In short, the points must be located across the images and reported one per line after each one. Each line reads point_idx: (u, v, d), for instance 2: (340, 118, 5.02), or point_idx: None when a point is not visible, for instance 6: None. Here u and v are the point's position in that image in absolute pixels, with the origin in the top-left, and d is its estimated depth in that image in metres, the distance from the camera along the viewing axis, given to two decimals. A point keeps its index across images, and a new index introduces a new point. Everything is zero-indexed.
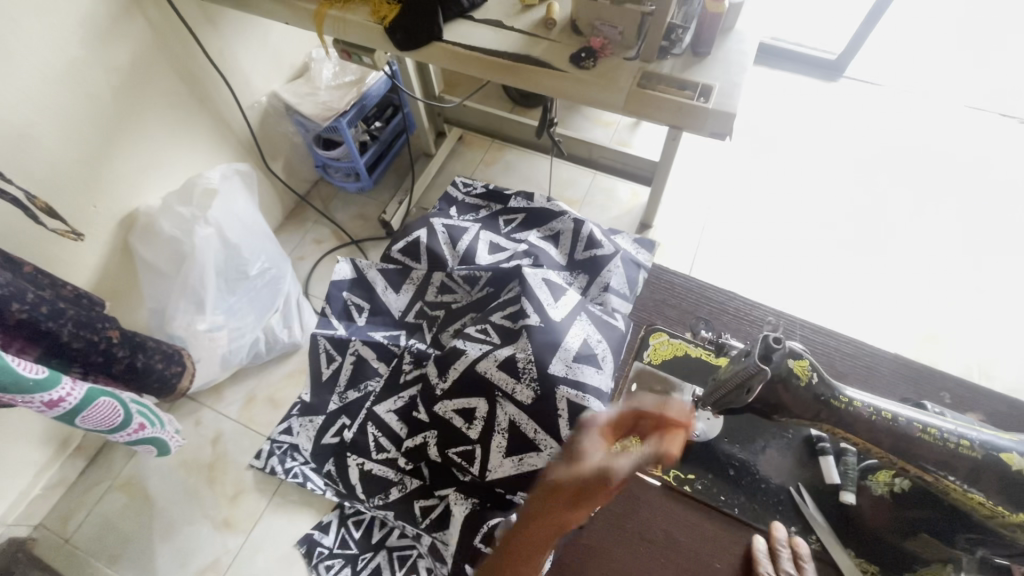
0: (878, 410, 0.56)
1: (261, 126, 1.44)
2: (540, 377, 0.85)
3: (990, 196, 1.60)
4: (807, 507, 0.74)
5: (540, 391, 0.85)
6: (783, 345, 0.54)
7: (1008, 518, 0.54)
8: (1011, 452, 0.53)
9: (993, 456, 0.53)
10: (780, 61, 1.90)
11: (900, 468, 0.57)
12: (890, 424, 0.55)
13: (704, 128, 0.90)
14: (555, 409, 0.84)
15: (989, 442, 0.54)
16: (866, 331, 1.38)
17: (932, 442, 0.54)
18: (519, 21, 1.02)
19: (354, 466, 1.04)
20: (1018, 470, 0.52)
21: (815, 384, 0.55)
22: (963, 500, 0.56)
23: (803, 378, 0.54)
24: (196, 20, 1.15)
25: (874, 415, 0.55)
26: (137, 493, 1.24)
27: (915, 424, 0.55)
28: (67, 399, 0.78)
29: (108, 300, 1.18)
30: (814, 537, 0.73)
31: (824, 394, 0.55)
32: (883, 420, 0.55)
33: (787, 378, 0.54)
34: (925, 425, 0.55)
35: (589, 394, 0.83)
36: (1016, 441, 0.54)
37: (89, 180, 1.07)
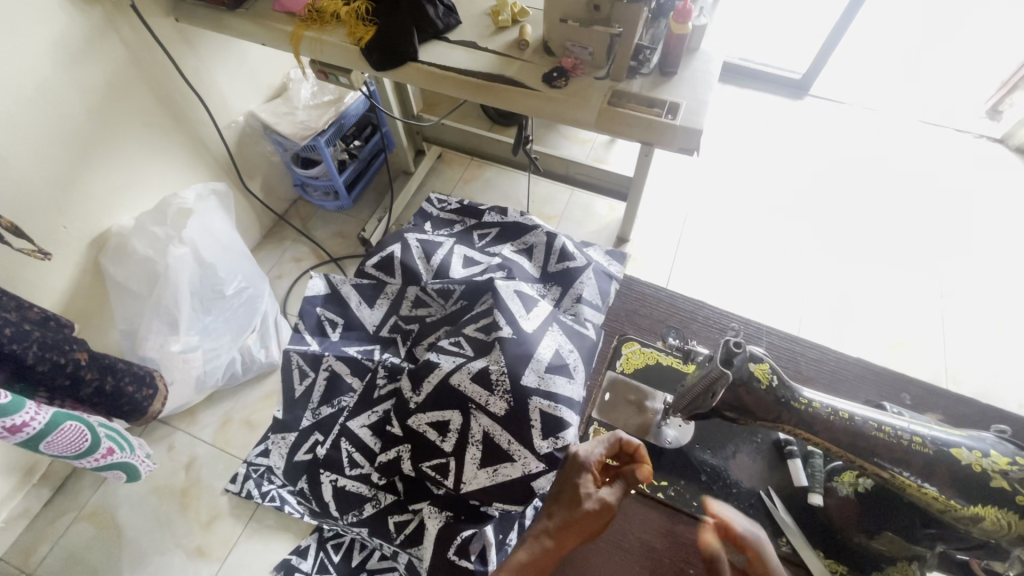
0: (836, 410, 0.56)
1: (238, 146, 1.44)
2: (513, 389, 0.85)
3: (950, 207, 1.67)
4: (777, 510, 0.66)
5: (512, 402, 0.85)
6: (743, 349, 0.55)
7: (961, 511, 0.52)
8: (961, 446, 0.52)
9: (945, 451, 0.52)
10: (748, 80, 1.97)
11: (858, 466, 0.56)
12: (848, 424, 0.55)
13: (673, 143, 0.93)
14: (528, 419, 0.84)
15: (941, 438, 0.53)
16: (838, 338, 1.42)
17: (886, 439, 0.54)
18: (492, 42, 1.05)
19: (327, 482, 1.03)
20: (968, 464, 0.51)
21: (776, 386, 0.55)
22: (919, 495, 0.54)
23: (764, 381, 0.55)
24: (170, 41, 1.16)
25: (832, 415, 0.55)
26: (106, 523, 1.20)
27: (871, 422, 0.55)
28: (30, 424, 0.76)
29: (78, 323, 1.16)
30: (784, 540, 0.65)
31: (785, 396, 0.55)
32: (841, 420, 0.55)
33: (748, 380, 0.55)
34: (880, 422, 0.55)
35: (561, 403, 0.84)
36: (966, 435, 0.54)
37: (60, 200, 1.05)
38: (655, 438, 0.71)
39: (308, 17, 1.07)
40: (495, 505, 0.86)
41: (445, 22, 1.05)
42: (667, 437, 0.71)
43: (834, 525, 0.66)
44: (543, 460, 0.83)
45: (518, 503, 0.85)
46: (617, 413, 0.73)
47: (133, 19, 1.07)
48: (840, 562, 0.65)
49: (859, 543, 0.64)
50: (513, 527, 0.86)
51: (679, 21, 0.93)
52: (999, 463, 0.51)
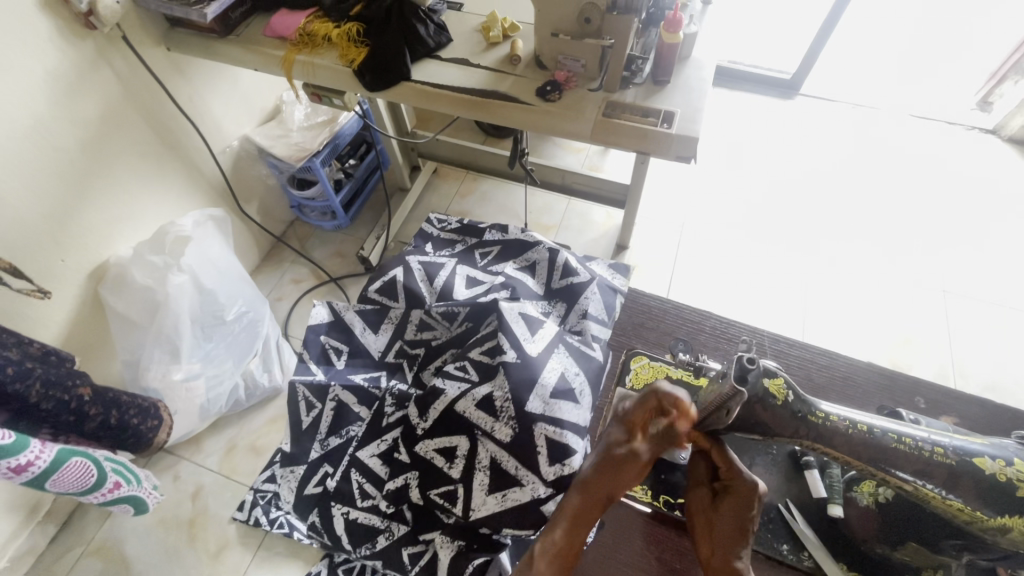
0: (853, 423, 0.55)
1: (233, 170, 1.43)
2: (518, 416, 0.83)
3: (947, 200, 1.67)
4: (798, 524, 0.61)
5: (518, 429, 0.83)
6: (756, 364, 0.54)
7: (988, 522, 0.51)
8: (983, 455, 0.52)
9: (967, 461, 0.51)
10: (739, 83, 1.98)
11: (878, 479, 0.55)
12: (865, 437, 0.54)
13: (670, 152, 0.93)
14: (534, 448, 0.82)
15: (962, 446, 0.52)
16: (844, 337, 1.42)
17: (907, 451, 0.52)
18: (484, 58, 1.05)
19: (338, 515, 1.02)
20: (993, 474, 0.51)
21: (792, 401, 0.54)
22: (944, 508, 0.53)
23: (779, 397, 0.54)
24: (163, 70, 1.16)
25: (850, 428, 0.54)
26: (113, 558, 1.19)
27: (890, 435, 0.53)
28: (35, 463, 0.75)
29: (79, 356, 1.15)
30: (807, 553, 0.61)
31: (801, 410, 0.54)
32: (859, 433, 0.54)
33: (763, 397, 0.54)
34: (899, 434, 0.54)
35: (567, 429, 0.81)
36: (987, 443, 0.53)
37: (57, 234, 1.05)
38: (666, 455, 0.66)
39: (299, 40, 1.07)
40: (508, 533, 0.84)
41: (436, 40, 1.06)
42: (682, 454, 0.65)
43: (853, 536, 0.62)
44: (552, 486, 0.80)
45: (533, 529, 0.82)
46: None
47: (126, 50, 1.08)
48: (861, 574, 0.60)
49: (881, 553, 0.61)
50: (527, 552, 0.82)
51: (669, 30, 0.93)
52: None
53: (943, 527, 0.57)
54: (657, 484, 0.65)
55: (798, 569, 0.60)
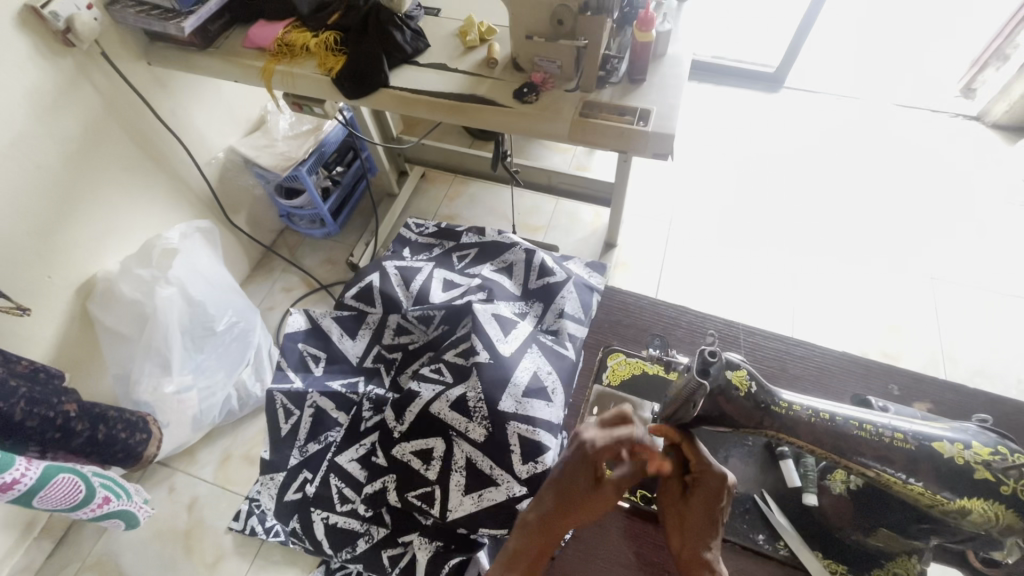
0: (816, 411, 0.56)
1: (220, 181, 1.44)
2: (491, 415, 0.84)
3: (933, 187, 1.68)
4: (773, 513, 0.62)
5: (491, 428, 0.84)
6: (719, 357, 0.55)
7: (949, 505, 0.51)
8: (942, 440, 0.52)
9: (926, 447, 0.52)
10: (724, 78, 1.99)
11: (843, 467, 0.56)
12: (829, 425, 0.55)
13: (647, 150, 0.94)
14: (507, 444, 0.83)
15: (922, 432, 0.53)
16: (833, 327, 1.43)
17: (869, 438, 0.53)
18: (462, 63, 1.06)
19: (318, 521, 1.02)
20: (951, 458, 0.51)
21: (755, 391, 0.55)
22: (907, 492, 0.53)
23: (743, 388, 0.55)
24: (144, 85, 1.17)
25: (813, 417, 0.55)
26: (111, 571, 1.19)
27: (852, 422, 0.55)
28: (21, 481, 0.76)
29: (69, 372, 1.15)
30: (783, 542, 0.61)
31: (764, 401, 0.55)
32: (822, 421, 0.55)
33: (727, 389, 0.55)
34: (862, 421, 0.55)
35: (539, 428, 0.82)
36: (948, 428, 0.54)
37: (43, 251, 1.05)
38: None
39: (277, 51, 1.07)
40: (484, 532, 0.84)
41: (413, 45, 1.06)
42: None
43: (830, 525, 0.61)
44: (525, 484, 0.82)
45: (507, 528, 0.83)
46: None
47: (106, 66, 1.08)
48: (842, 561, 0.60)
49: (857, 540, 0.60)
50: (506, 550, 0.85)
51: (642, 29, 0.93)
52: (981, 454, 0.51)
53: (910, 512, 0.58)
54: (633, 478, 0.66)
55: (773, 559, 0.60)
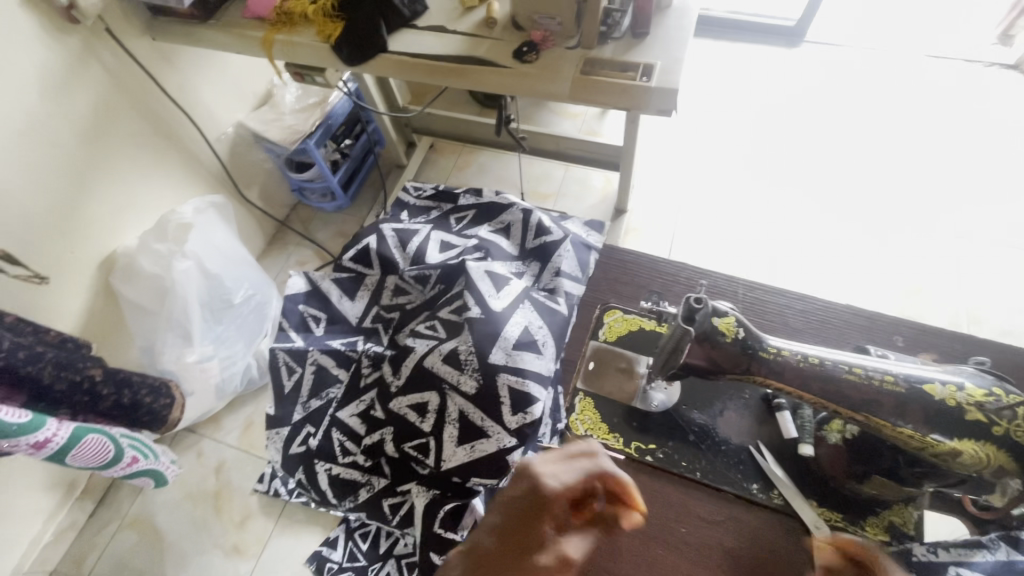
0: (806, 356, 0.57)
1: (231, 157, 1.46)
2: (481, 367, 0.85)
3: (963, 143, 1.60)
4: (767, 463, 0.62)
5: (482, 380, 0.85)
6: (704, 304, 0.58)
7: (940, 448, 0.52)
8: (934, 383, 0.53)
9: (917, 388, 0.53)
10: (741, 34, 1.90)
11: (835, 413, 0.58)
12: (817, 368, 0.56)
13: (651, 106, 0.91)
14: (497, 396, 0.84)
15: (913, 375, 0.54)
16: (851, 289, 1.38)
17: (858, 381, 0.55)
18: (460, 24, 1.04)
19: (322, 472, 1.07)
20: (942, 399, 0.52)
21: (742, 337, 0.57)
22: (895, 435, 0.55)
23: (730, 334, 0.57)
24: (151, 60, 1.18)
25: (802, 362, 0.57)
26: (147, 529, 1.26)
27: (841, 365, 0.56)
28: (53, 439, 0.81)
29: (97, 343, 1.20)
30: (777, 491, 0.61)
31: (751, 345, 0.57)
32: (811, 365, 0.57)
33: (712, 335, 0.57)
34: (851, 365, 0.56)
35: (529, 379, 0.82)
36: (943, 371, 0.54)
37: (63, 226, 1.09)
38: (641, 402, 0.67)
39: (277, 19, 1.07)
40: (474, 480, 0.88)
41: (411, 9, 1.04)
42: (654, 400, 0.67)
43: (823, 473, 0.62)
44: (514, 435, 0.84)
45: (495, 479, 0.86)
46: (606, 380, 0.69)
47: (111, 42, 1.10)
48: (837, 510, 0.60)
49: (852, 489, 0.60)
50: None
51: None
52: (975, 396, 0.52)
53: (905, 457, 0.58)
54: (629, 432, 0.66)
55: (768, 508, 0.60)
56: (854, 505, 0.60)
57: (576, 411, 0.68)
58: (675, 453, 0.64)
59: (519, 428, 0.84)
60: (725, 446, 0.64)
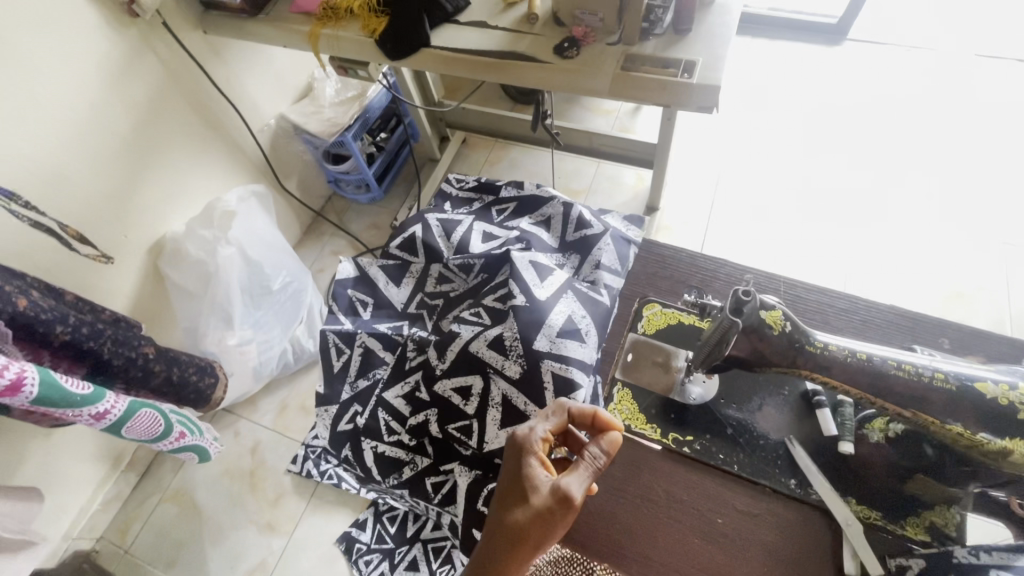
0: (854, 351, 0.57)
1: (272, 148, 1.51)
2: (526, 353, 0.87)
3: (1012, 146, 1.54)
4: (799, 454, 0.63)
5: (526, 366, 0.87)
6: (753, 298, 0.58)
7: (989, 446, 0.52)
8: (986, 380, 0.53)
9: (969, 387, 0.53)
10: (780, 31, 1.86)
11: (880, 408, 0.58)
12: (865, 364, 0.56)
13: (691, 103, 0.91)
14: (541, 382, 0.86)
15: (965, 373, 0.54)
16: (887, 293, 1.35)
17: (907, 377, 0.55)
18: (502, 20, 1.05)
19: (368, 449, 1.11)
20: (994, 399, 0.52)
21: (790, 330, 0.58)
22: (944, 434, 0.55)
23: (776, 327, 0.58)
24: (202, 54, 1.23)
25: (849, 356, 0.57)
26: (187, 503, 1.32)
27: (890, 361, 0.56)
28: (112, 411, 0.85)
29: (145, 323, 1.26)
30: (815, 488, 0.61)
31: (800, 339, 0.58)
32: (858, 360, 0.57)
33: (759, 328, 0.58)
34: (900, 361, 0.56)
35: (572, 366, 0.83)
36: (994, 369, 0.54)
37: (119, 211, 1.15)
38: (678, 395, 0.68)
39: (323, 14, 1.10)
40: None
41: (454, 3, 1.06)
42: (691, 393, 0.68)
43: (864, 472, 0.62)
44: None
45: None
46: (642, 372, 0.70)
47: (166, 35, 1.15)
48: (874, 507, 0.60)
49: (892, 487, 0.61)
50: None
51: None
52: None
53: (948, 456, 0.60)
54: (667, 424, 0.67)
55: (806, 503, 0.61)
56: (895, 504, 0.60)
57: (614, 401, 0.69)
58: (713, 446, 0.65)
59: None
60: (764, 441, 0.64)
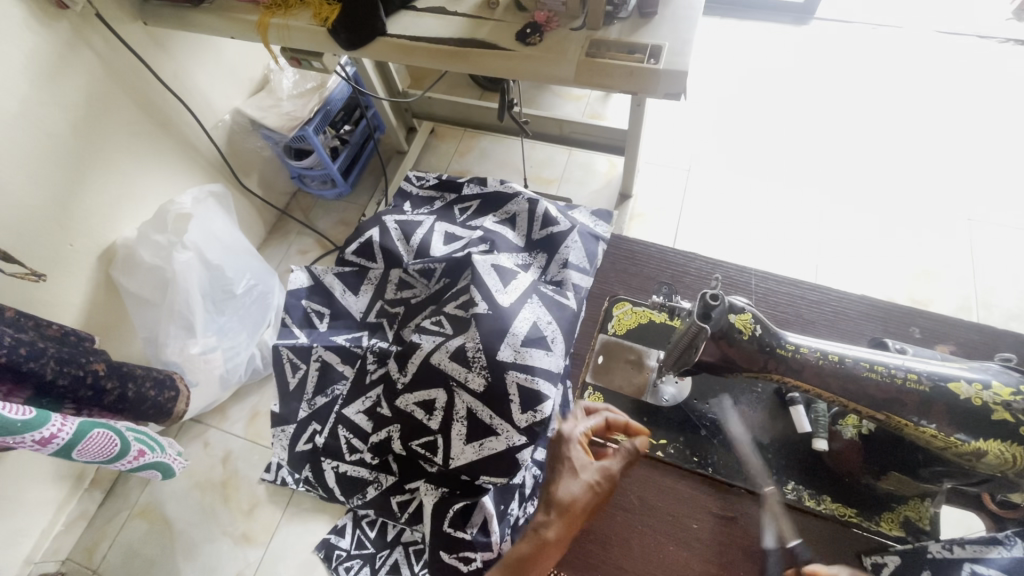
0: (826, 353, 0.57)
1: (228, 145, 1.43)
2: (490, 365, 0.84)
3: (974, 122, 1.56)
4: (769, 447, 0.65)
5: (490, 378, 0.84)
6: (720, 301, 0.56)
7: (963, 448, 0.52)
8: (959, 380, 0.53)
9: (942, 387, 0.52)
10: (748, 11, 1.84)
11: (853, 410, 0.58)
12: (837, 366, 0.56)
13: (658, 90, 0.89)
14: (506, 394, 0.83)
15: (937, 373, 0.53)
16: (858, 274, 1.36)
17: (879, 379, 0.54)
18: (461, 5, 1.00)
19: (329, 469, 1.09)
20: (967, 399, 0.52)
21: (760, 334, 0.57)
22: (917, 435, 0.55)
23: (746, 331, 0.57)
24: (144, 46, 1.15)
25: (821, 359, 0.57)
26: (157, 518, 1.27)
27: (863, 363, 0.56)
28: (59, 435, 0.80)
29: (99, 336, 1.20)
30: (789, 486, 0.64)
31: (769, 343, 0.57)
32: (830, 363, 0.56)
33: (729, 332, 0.57)
34: (873, 363, 0.55)
35: (538, 376, 0.81)
36: (968, 368, 0.54)
37: (60, 219, 1.07)
38: (651, 397, 0.70)
39: (272, 3, 1.03)
40: (484, 478, 0.86)
41: None
42: (664, 395, 0.70)
43: (838, 467, 0.64)
44: (525, 434, 0.83)
45: (505, 477, 0.85)
46: (614, 374, 0.72)
47: (102, 27, 1.06)
48: (850, 505, 0.63)
49: (865, 482, 0.63)
50: (514, 498, 0.83)
51: None
52: (1002, 395, 0.51)
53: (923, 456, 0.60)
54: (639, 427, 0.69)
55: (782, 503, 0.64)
56: (868, 499, 0.62)
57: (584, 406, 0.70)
58: (686, 448, 0.67)
59: (529, 427, 0.83)
60: (737, 441, 0.67)
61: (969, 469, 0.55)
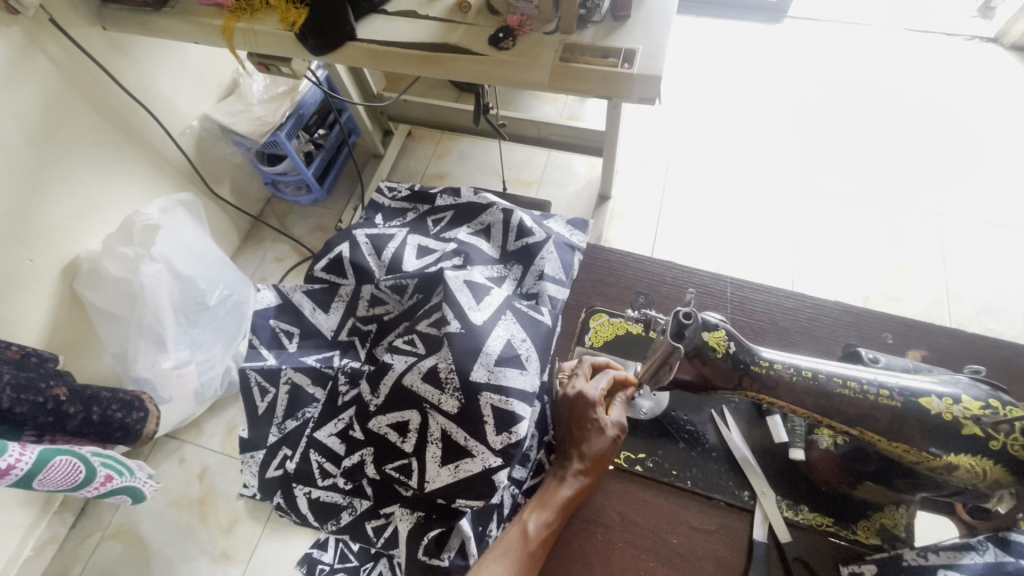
0: (799, 369, 0.58)
1: (197, 152, 1.39)
2: (463, 386, 0.83)
3: (940, 118, 1.59)
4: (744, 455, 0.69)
5: (464, 400, 0.83)
6: (693, 319, 0.57)
7: (936, 462, 0.53)
8: (930, 395, 0.53)
9: (912, 402, 0.53)
10: (722, 10, 1.85)
11: (826, 425, 0.58)
12: (811, 383, 0.56)
13: (633, 94, 0.88)
14: (479, 415, 0.82)
15: (907, 388, 0.54)
16: (834, 272, 1.38)
17: (853, 396, 0.55)
18: (433, 8, 0.98)
19: (301, 495, 1.08)
20: (938, 413, 0.52)
21: (735, 351, 0.58)
22: (890, 449, 0.56)
23: (720, 348, 0.58)
24: (104, 53, 1.11)
25: (795, 376, 0.57)
26: (132, 539, 1.24)
27: (836, 379, 0.56)
28: (17, 466, 0.77)
29: (63, 354, 1.15)
30: (747, 491, 0.68)
31: (744, 359, 0.58)
32: (804, 380, 0.57)
33: (703, 351, 0.58)
34: (845, 378, 0.56)
35: (512, 398, 0.80)
36: (937, 382, 0.54)
37: (17, 234, 1.02)
38: (631, 411, 0.73)
39: (237, 7, 1.00)
40: (460, 502, 0.83)
41: None
42: (642, 408, 0.73)
43: (813, 475, 0.68)
44: (499, 455, 0.80)
45: (483, 500, 0.81)
46: None
47: (56, 33, 1.02)
48: (827, 515, 0.66)
49: (842, 491, 0.66)
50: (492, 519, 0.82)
51: None
52: (971, 409, 0.52)
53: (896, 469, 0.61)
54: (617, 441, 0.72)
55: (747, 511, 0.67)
56: (846, 508, 0.66)
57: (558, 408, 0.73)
58: (664, 461, 0.71)
59: (505, 448, 0.81)
60: (714, 452, 0.71)
61: (942, 481, 0.56)
